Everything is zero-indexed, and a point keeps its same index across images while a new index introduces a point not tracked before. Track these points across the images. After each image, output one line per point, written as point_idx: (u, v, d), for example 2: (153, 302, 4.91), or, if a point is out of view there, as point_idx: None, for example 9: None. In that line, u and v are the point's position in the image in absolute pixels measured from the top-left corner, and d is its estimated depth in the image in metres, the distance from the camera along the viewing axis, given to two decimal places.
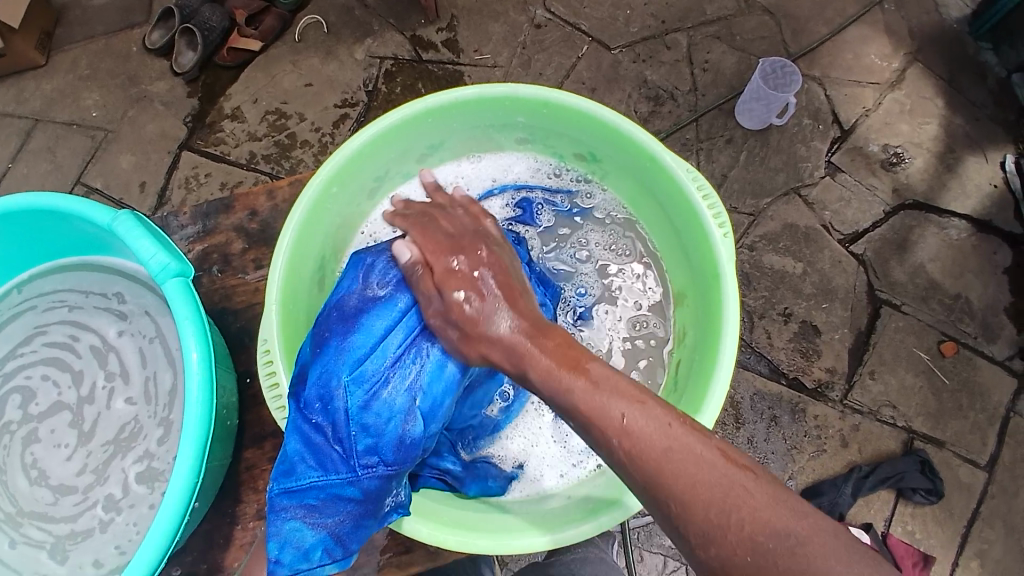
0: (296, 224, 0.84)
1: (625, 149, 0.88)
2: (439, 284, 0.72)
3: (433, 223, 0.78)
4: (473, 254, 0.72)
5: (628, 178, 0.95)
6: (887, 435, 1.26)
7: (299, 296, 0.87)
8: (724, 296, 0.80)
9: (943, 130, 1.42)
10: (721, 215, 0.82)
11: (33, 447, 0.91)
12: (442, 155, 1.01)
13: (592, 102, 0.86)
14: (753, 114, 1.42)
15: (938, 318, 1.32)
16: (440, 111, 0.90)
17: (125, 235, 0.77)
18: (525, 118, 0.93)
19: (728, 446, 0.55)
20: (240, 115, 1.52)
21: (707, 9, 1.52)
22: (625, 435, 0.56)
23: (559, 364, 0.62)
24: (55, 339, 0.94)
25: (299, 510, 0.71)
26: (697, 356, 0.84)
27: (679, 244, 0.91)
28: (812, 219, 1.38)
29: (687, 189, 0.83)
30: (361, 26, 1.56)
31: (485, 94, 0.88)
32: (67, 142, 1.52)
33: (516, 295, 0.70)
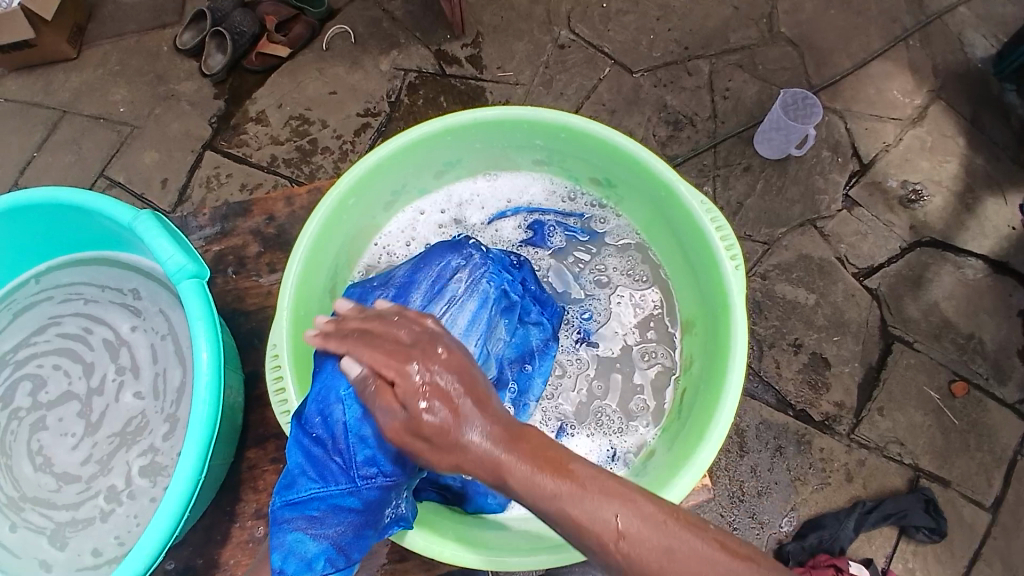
0: (310, 235, 0.84)
1: (640, 175, 0.89)
2: (399, 399, 0.56)
3: (382, 327, 0.63)
4: (438, 350, 0.59)
5: (642, 205, 0.95)
6: (893, 471, 1.25)
7: (310, 304, 0.88)
8: (732, 326, 0.79)
9: (962, 169, 1.42)
10: (732, 247, 0.82)
11: (40, 434, 0.91)
12: (458, 172, 1.01)
13: (610, 129, 0.86)
14: (773, 143, 1.43)
15: (950, 356, 1.31)
16: (460, 130, 0.91)
17: (145, 235, 0.78)
18: (542, 140, 0.93)
19: (727, 536, 0.51)
20: (263, 119, 1.54)
21: (730, 38, 1.54)
22: (620, 539, 0.50)
23: (539, 468, 0.53)
24: (69, 330, 0.95)
25: (301, 522, 0.72)
26: (703, 386, 0.83)
27: (690, 272, 0.91)
28: (826, 250, 1.37)
29: (698, 218, 0.84)
30: (388, 38, 1.59)
31: (505, 115, 0.89)
32: (93, 136, 1.55)
33: (483, 396, 0.57)
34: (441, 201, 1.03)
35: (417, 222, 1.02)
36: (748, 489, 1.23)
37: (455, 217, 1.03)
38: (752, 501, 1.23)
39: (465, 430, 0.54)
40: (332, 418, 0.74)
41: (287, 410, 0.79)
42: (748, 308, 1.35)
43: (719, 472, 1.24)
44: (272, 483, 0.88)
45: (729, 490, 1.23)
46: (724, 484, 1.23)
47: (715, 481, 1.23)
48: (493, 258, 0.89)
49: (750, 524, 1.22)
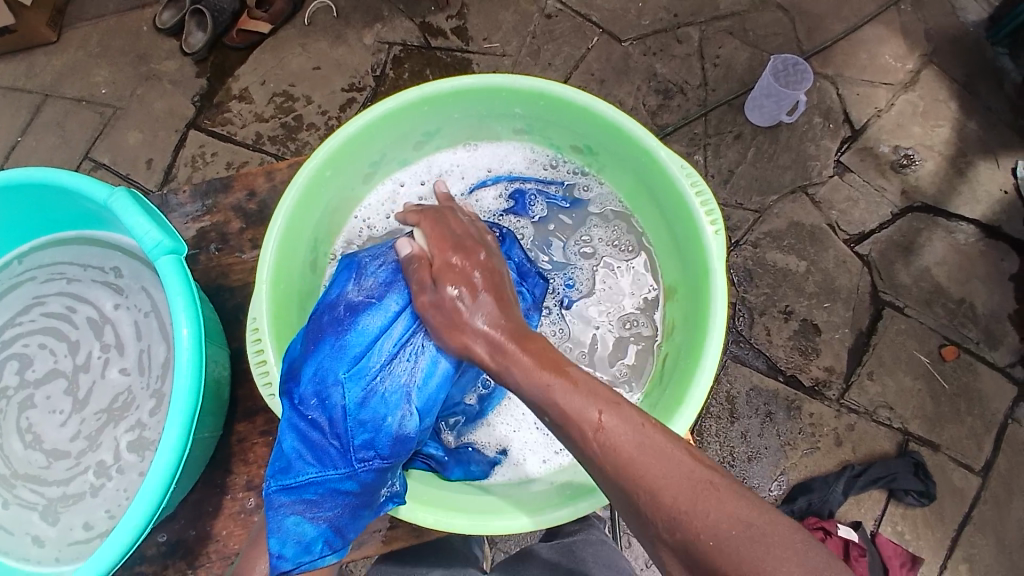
0: (287, 209, 0.83)
1: (623, 142, 0.87)
2: (433, 274, 0.70)
3: (448, 224, 0.75)
4: (482, 253, 0.71)
5: (624, 172, 0.94)
6: (882, 435, 1.25)
7: (290, 277, 0.86)
8: (712, 294, 0.79)
9: (953, 134, 1.41)
10: (712, 212, 0.81)
11: (28, 411, 0.91)
12: (439, 142, 1.00)
13: (591, 96, 0.85)
14: (763, 110, 1.41)
15: (941, 322, 1.30)
16: (437, 98, 0.89)
17: (120, 212, 0.77)
18: (522, 108, 0.92)
19: (694, 449, 0.55)
20: (248, 96, 1.52)
21: (720, 4, 1.51)
22: (600, 432, 0.54)
23: (541, 365, 0.59)
24: (53, 310, 0.94)
25: (298, 506, 0.71)
26: (684, 355, 0.82)
27: (671, 240, 0.90)
28: (818, 218, 1.36)
29: (679, 184, 0.83)
30: (372, 11, 1.56)
31: (483, 82, 0.87)
32: (77, 118, 1.52)
33: (511, 306, 0.67)
34: (421, 172, 1.01)
35: (397, 194, 1.01)
36: (741, 457, 1.24)
37: (436, 189, 1.01)
38: (745, 468, 1.23)
39: (476, 318, 0.65)
40: (331, 397, 0.75)
41: (270, 384, 0.78)
42: (739, 277, 1.34)
43: (712, 440, 1.24)
44: (261, 456, 0.88)
45: (720, 454, 1.23)
46: (717, 452, 1.23)
47: (708, 450, 1.23)
48: (488, 234, 0.91)
49: None
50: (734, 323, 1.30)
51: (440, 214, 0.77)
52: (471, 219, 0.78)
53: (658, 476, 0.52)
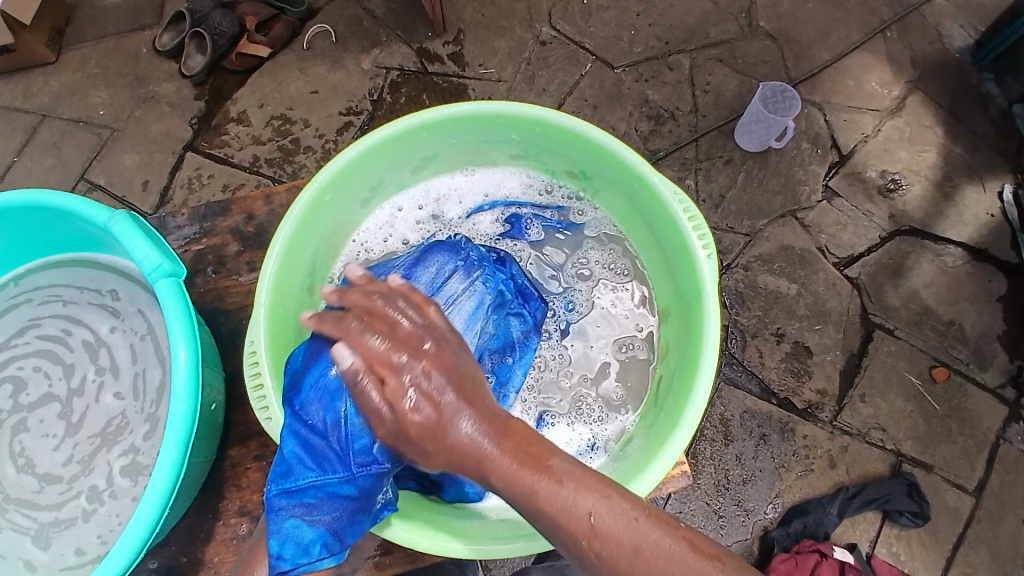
0: (286, 234, 0.84)
1: (616, 168, 0.89)
2: (382, 396, 0.57)
3: (380, 311, 0.61)
4: (426, 346, 0.58)
5: (617, 197, 0.95)
6: (876, 457, 1.27)
7: (288, 301, 0.87)
8: (705, 316, 0.80)
9: (940, 159, 1.44)
10: (706, 238, 0.82)
11: (22, 436, 0.91)
12: (436, 168, 1.01)
13: (585, 124, 0.86)
14: (753, 136, 1.45)
15: (931, 343, 1.33)
16: (435, 125, 0.91)
17: (120, 235, 0.78)
18: (518, 135, 0.94)
19: (694, 534, 0.55)
20: (245, 119, 1.54)
21: (710, 33, 1.55)
22: (592, 536, 0.54)
23: (520, 465, 0.56)
24: (49, 332, 0.94)
25: (297, 508, 0.72)
26: (679, 377, 0.83)
27: (665, 263, 0.91)
28: (807, 241, 1.39)
29: (671, 208, 0.84)
30: (369, 36, 1.59)
31: (480, 111, 0.89)
32: (73, 139, 1.53)
33: (475, 393, 0.59)
34: (419, 196, 1.03)
35: (396, 218, 1.02)
36: (734, 478, 1.25)
37: (433, 213, 1.03)
38: (738, 489, 1.24)
39: (456, 423, 0.57)
40: (335, 405, 0.75)
41: (267, 407, 0.78)
42: (730, 299, 1.36)
43: (705, 462, 1.26)
44: (255, 481, 0.88)
45: (714, 479, 1.25)
46: (710, 474, 1.25)
47: (701, 472, 1.25)
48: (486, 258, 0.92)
49: (736, 512, 1.23)
50: (726, 345, 1.32)
51: (378, 287, 0.63)
52: (403, 294, 0.63)
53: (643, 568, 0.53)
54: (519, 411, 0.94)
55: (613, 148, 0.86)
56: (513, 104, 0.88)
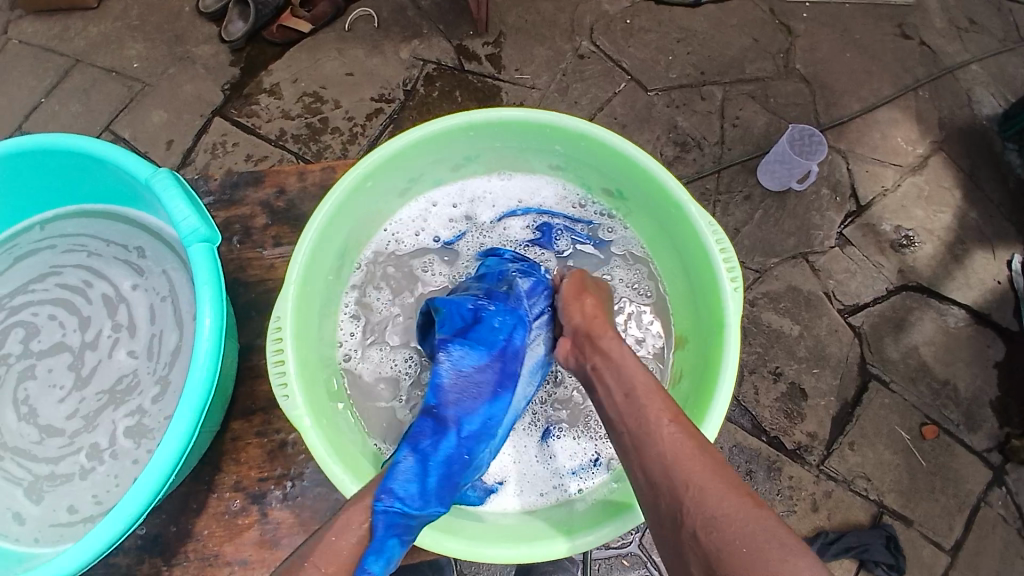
0: (324, 215, 0.85)
1: (654, 192, 0.90)
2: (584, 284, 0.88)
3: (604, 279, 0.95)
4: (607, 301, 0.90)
5: (650, 219, 0.97)
6: (857, 506, 1.28)
7: (316, 282, 0.88)
8: (724, 348, 0.81)
9: (956, 221, 1.47)
10: (734, 272, 0.84)
11: (28, 383, 0.91)
12: (475, 168, 1.03)
13: (630, 145, 0.88)
14: (775, 175, 1.46)
15: (924, 400, 1.35)
16: (482, 127, 0.92)
17: (161, 194, 0.79)
18: (561, 147, 0.95)
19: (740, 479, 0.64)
20: (277, 92, 1.54)
21: (746, 68, 1.57)
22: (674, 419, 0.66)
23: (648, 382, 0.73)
24: (69, 282, 0.95)
25: (404, 527, 0.70)
26: (691, 403, 0.85)
27: (689, 290, 0.93)
28: (815, 285, 1.41)
29: (704, 238, 0.85)
30: (411, 27, 1.60)
31: (529, 119, 0.90)
32: (103, 89, 1.53)
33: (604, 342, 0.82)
34: (454, 194, 1.04)
35: (429, 212, 1.03)
36: None
37: (466, 213, 1.04)
38: None
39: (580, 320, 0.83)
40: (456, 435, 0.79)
41: (285, 383, 0.79)
42: None
43: None
44: (253, 457, 0.89)
45: None
46: None
47: None
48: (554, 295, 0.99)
49: None
50: None
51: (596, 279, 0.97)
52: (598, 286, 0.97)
53: (702, 461, 0.61)
54: (527, 421, 0.95)
55: (655, 173, 0.88)
56: (562, 117, 0.90)
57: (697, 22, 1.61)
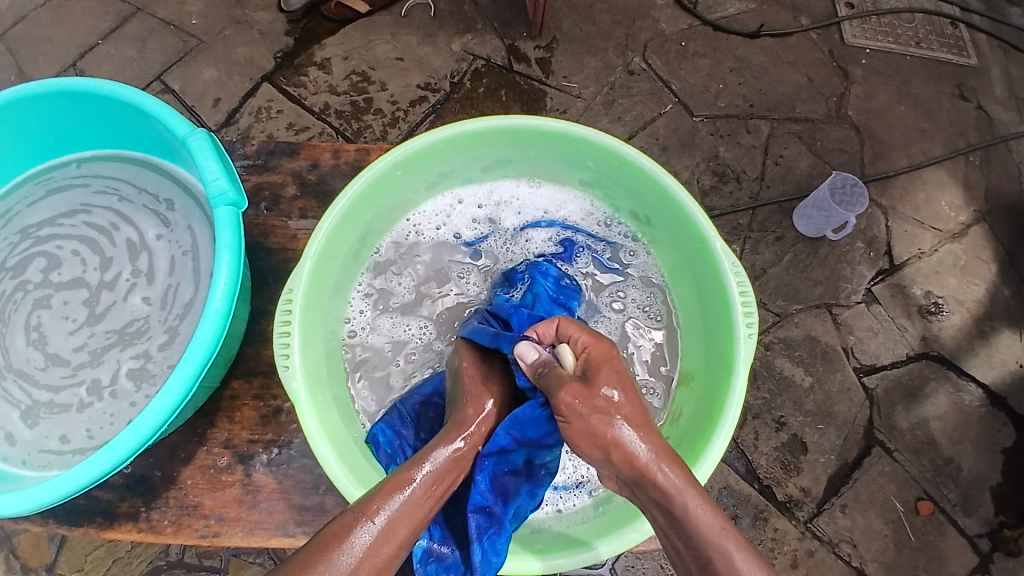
0: (351, 195, 0.85)
1: (682, 222, 0.88)
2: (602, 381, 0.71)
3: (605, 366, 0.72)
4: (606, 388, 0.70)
5: (673, 250, 0.94)
6: (838, 569, 1.25)
7: (332, 260, 0.89)
8: (729, 392, 0.79)
9: (987, 296, 1.41)
10: (751, 314, 0.81)
11: (41, 311, 0.93)
12: (506, 171, 1.01)
13: (664, 171, 0.86)
14: (811, 221, 1.43)
15: (925, 474, 1.30)
16: (517, 132, 0.91)
17: (195, 153, 0.79)
18: (594, 163, 0.94)
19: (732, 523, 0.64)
20: (327, 67, 1.56)
21: (797, 107, 1.54)
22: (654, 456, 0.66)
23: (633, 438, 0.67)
24: (97, 222, 0.97)
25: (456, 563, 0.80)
26: (687, 443, 0.83)
27: (703, 328, 0.90)
28: (835, 338, 1.37)
29: (725, 279, 0.83)
30: (466, 21, 1.60)
31: (566, 130, 0.89)
32: (160, 39, 1.56)
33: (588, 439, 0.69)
34: (481, 194, 1.03)
35: (454, 209, 1.03)
36: None
37: (490, 215, 1.03)
38: None
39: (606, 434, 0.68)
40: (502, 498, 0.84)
41: (287, 355, 0.79)
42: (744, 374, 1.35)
43: None
44: (246, 419, 0.90)
45: None
46: None
47: None
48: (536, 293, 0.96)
49: None
50: None
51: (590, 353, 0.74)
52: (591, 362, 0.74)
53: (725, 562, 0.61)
54: None
55: (684, 202, 0.86)
56: (599, 133, 0.89)
57: (753, 53, 1.58)
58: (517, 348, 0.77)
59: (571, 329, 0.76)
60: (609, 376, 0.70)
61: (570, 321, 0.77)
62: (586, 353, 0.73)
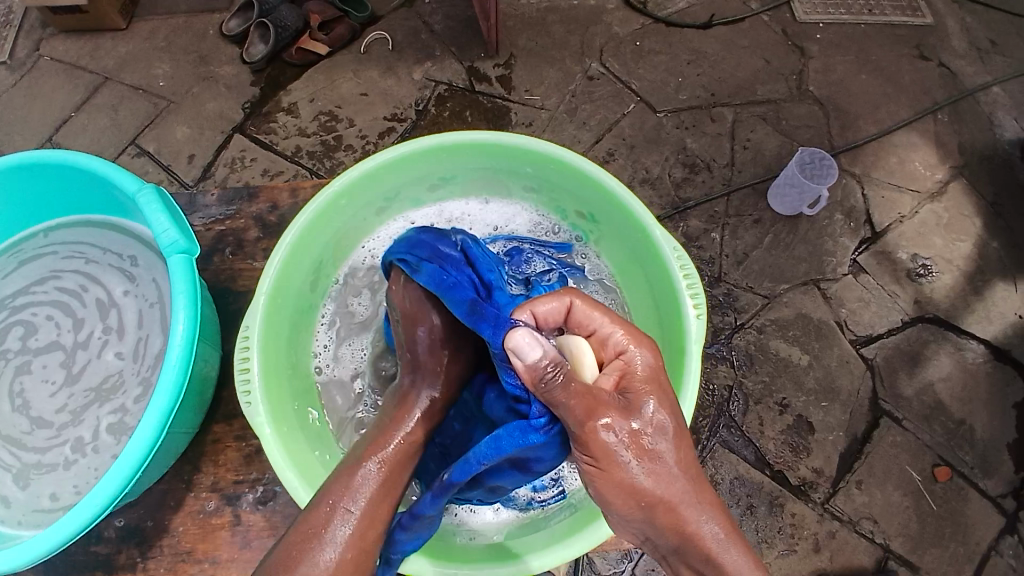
0: (298, 228, 0.87)
1: (622, 216, 0.89)
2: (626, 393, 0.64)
3: (628, 369, 0.65)
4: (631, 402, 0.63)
5: (620, 246, 0.95)
6: (861, 548, 1.21)
7: (288, 296, 0.90)
8: (685, 376, 0.78)
9: (976, 251, 1.40)
10: (698, 297, 0.81)
11: (23, 377, 0.95)
12: (451, 190, 1.03)
13: (598, 167, 0.88)
14: (786, 200, 1.43)
15: (937, 439, 1.27)
16: (455, 148, 0.93)
17: (144, 208, 0.82)
18: (533, 169, 0.95)
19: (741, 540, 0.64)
20: (294, 111, 1.59)
21: (758, 90, 1.55)
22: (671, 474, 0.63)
23: (653, 457, 0.62)
24: (67, 285, 0.99)
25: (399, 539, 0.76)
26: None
27: (656, 319, 0.90)
28: (826, 313, 1.35)
29: (669, 266, 0.83)
30: (424, 49, 1.64)
31: (500, 141, 0.91)
32: (130, 105, 1.61)
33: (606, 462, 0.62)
34: (431, 215, 1.05)
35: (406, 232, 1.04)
36: None
37: None
38: None
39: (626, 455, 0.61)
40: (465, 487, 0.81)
41: (249, 390, 0.80)
42: (739, 359, 1.32)
43: None
44: (232, 460, 0.91)
45: None
46: None
47: None
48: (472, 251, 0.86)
49: None
50: (728, 407, 1.28)
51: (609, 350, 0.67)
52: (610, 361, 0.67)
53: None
54: None
55: (620, 194, 0.87)
56: (532, 139, 0.91)
57: (708, 43, 1.60)
58: (518, 342, 0.58)
59: (600, 322, 0.67)
60: (648, 391, 0.64)
61: (585, 305, 0.68)
62: (623, 362, 0.66)
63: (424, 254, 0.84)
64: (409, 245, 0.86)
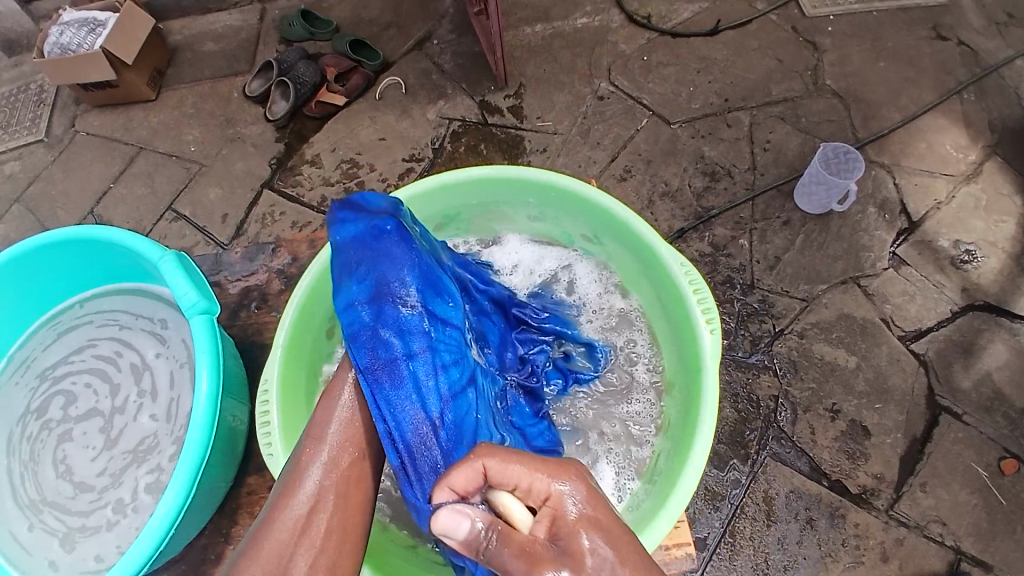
0: (310, 280, 0.91)
1: (626, 235, 0.92)
2: (559, 534, 0.54)
3: (552, 502, 0.56)
4: (565, 540, 0.54)
5: (627, 264, 0.97)
6: (934, 555, 1.13)
7: (306, 345, 0.93)
8: (703, 388, 0.80)
9: (1020, 231, 1.34)
10: (709, 310, 0.84)
11: (66, 444, 0.98)
12: (459, 227, 1.06)
13: (596, 190, 0.92)
14: (813, 198, 1.38)
15: (1002, 432, 1.20)
16: (458, 186, 0.97)
17: (167, 274, 0.86)
18: (535, 199, 0.98)
19: None
20: (318, 162, 1.64)
21: (773, 90, 1.52)
22: None
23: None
24: (102, 352, 1.03)
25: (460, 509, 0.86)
26: (671, 453, 0.83)
27: (671, 334, 0.92)
28: (870, 310, 1.30)
29: (678, 281, 0.86)
30: (436, 89, 1.67)
31: (499, 175, 0.95)
32: (165, 171, 1.69)
33: None
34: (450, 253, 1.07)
35: None
36: (774, 563, 1.13)
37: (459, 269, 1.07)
38: (777, 575, 1.13)
39: None
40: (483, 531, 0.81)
41: (270, 442, 0.83)
42: (783, 366, 1.27)
43: (742, 540, 1.15)
44: None
45: (752, 561, 1.13)
46: (748, 554, 1.14)
47: (737, 549, 1.14)
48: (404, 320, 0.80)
49: None
50: (775, 417, 1.23)
51: (534, 486, 0.57)
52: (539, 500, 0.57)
53: None
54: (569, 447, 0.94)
55: (622, 216, 0.90)
56: (530, 170, 0.95)
57: (717, 50, 1.59)
58: (440, 524, 0.53)
59: (517, 474, 0.58)
60: (582, 520, 0.55)
61: (496, 465, 0.59)
62: (550, 507, 0.56)
63: (355, 323, 0.79)
64: (350, 334, 0.78)
